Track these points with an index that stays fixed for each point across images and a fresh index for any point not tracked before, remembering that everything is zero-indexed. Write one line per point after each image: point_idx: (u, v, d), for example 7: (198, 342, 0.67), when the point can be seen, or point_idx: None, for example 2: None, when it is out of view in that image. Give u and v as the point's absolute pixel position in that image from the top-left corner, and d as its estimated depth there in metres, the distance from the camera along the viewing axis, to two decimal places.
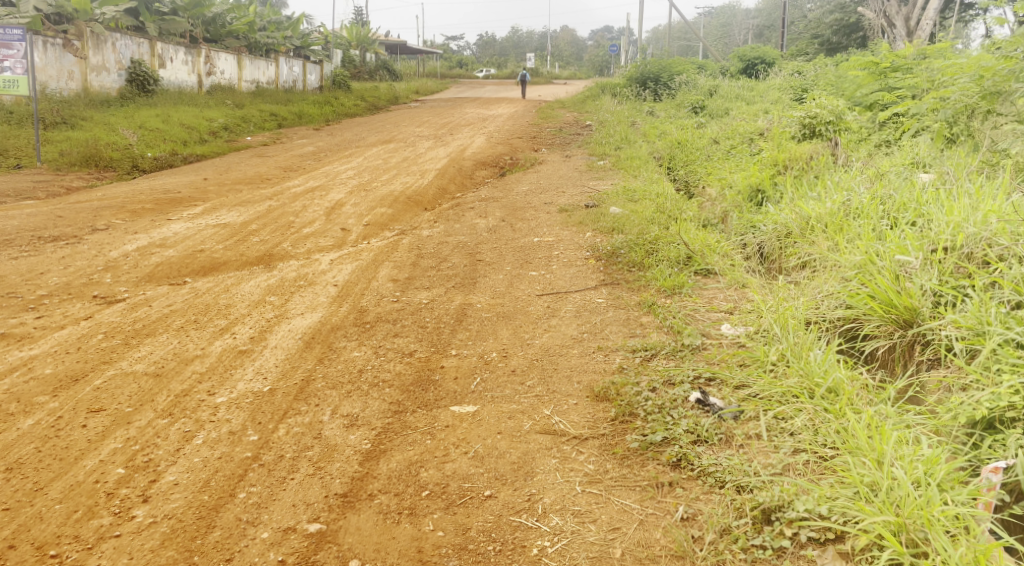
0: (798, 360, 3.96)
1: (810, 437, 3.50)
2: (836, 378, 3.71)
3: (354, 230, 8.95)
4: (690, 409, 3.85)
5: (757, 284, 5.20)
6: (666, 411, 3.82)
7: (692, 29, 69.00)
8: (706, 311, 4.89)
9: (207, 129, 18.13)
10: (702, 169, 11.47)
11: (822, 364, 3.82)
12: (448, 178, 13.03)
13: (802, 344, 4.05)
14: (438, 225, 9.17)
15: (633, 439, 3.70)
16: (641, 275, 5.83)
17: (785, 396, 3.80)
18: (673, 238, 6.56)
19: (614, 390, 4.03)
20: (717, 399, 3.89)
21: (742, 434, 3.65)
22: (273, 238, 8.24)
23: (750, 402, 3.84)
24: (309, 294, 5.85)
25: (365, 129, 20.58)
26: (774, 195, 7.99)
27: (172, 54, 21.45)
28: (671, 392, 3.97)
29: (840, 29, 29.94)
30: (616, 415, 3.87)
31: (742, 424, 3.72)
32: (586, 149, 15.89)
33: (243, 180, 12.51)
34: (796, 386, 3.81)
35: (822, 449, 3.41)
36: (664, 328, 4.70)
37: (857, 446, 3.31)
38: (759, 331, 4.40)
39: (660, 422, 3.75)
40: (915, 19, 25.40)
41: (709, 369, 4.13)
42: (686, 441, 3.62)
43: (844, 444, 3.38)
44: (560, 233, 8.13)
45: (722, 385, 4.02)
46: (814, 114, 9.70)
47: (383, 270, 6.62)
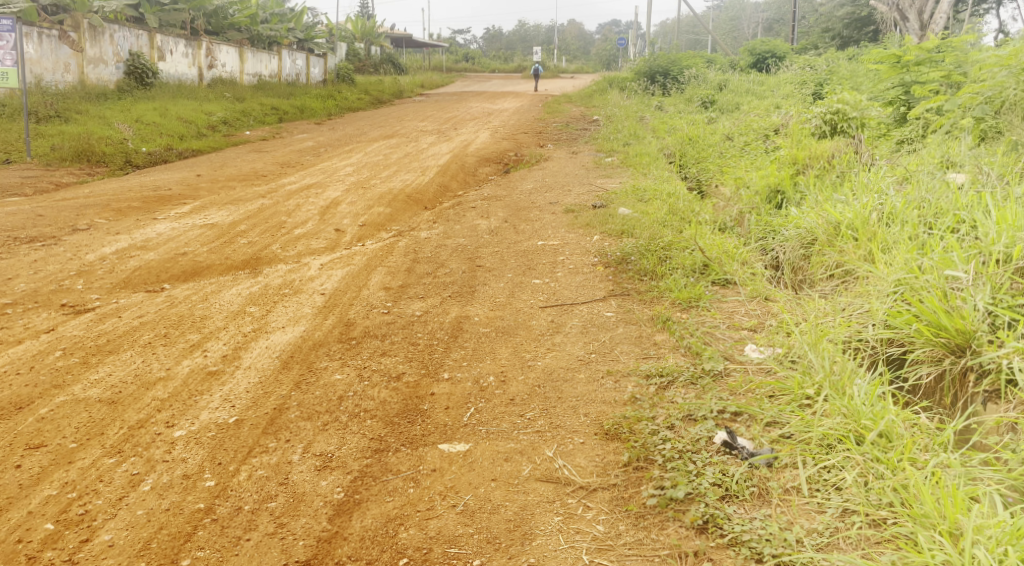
0: (836, 393, 3.52)
1: (862, 496, 3.05)
2: (889, 421, 3.24)
3: (349, 231, 8.50)
4: (715, 454, 3.40)
5: (783, 302, 4.74)
6: (688, 457, 3.36)
7: (701, 23, 68.21)
8: (727, 329, 4.45)
9: (205, 123, 17.70)
10: (717, 166, 11.03)
11: (867, 403, 3.37)
12: (449, 176, 12.57)
13: (841, 373, 3.60)
14: (438, 226, 8.72)
15: (649, 494, 3.22)
16: (654, 285, 5.38)
17: (824, 440, 3.34)
18: (688, 245, 6.13)
19: (626, 428, 3.58)
20: (746, 442, 3.44)
21: (778, 488, 3.19)
22: (263, 240, 7.80)
23: (785, 446, 3.39)
24: (293, 304, 5.40)
25: (368, 123, 20.12)
26: (795, 197, 7.54)
27: (172, 46, 21.02)
28: (692, 432, 3.51)
29: (851, 23, 29.45)
30: (628, 460, 3.41)
31: (776, 475, 3.27)
32: (593, 145, 15.41)
33: (237, 177, 12.07)
34: (837, 425, 3.36)
35: (878, 513, 2.95)
36: (681, 349, 4.25)
37: (923, 514, 2.85)
38: (788, 354, 3.97)
39: (681, 472, 3.29)
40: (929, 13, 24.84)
41: (737, 403, 3.69)
42: (713, 499, 3.15)
43: (905, 508, 2.92)
44: (566, 235, 7.68)
45: (751, 423, 3.57)
46: (837, 109, 9.29)
47: (376, 277, 6.17)
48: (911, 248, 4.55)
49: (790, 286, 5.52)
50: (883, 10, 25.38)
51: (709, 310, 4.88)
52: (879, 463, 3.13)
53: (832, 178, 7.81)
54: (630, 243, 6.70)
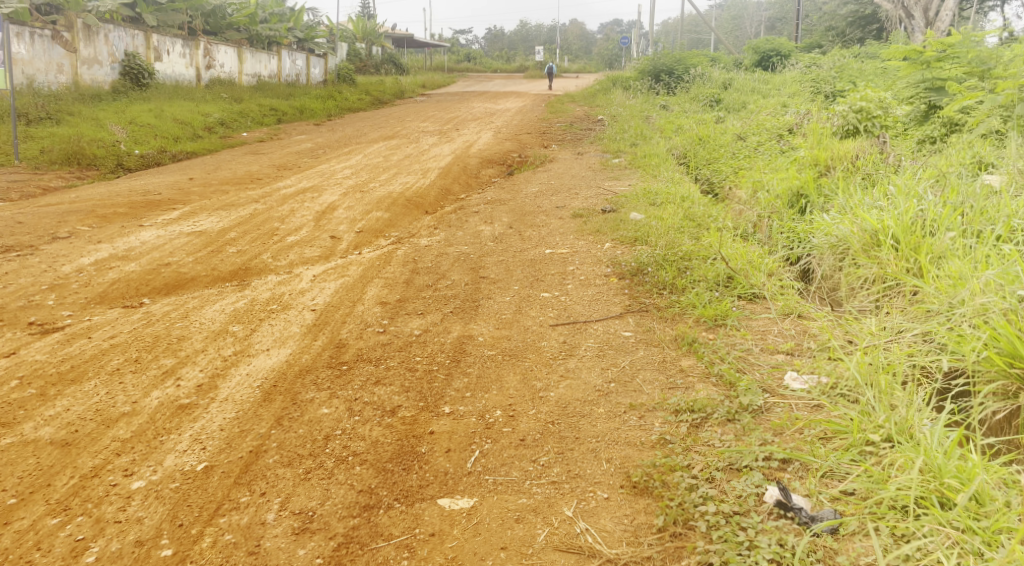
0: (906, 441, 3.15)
1: None
2: (980, 481, 2.84)
3: (345, 238, 8.04)
4: (767, 517, 2.99)
5: (818, 325, 4.30)
6: (738, 523, 2.94)
7: (703, 21, 67.53)
8: (762, 353, 4.06)
9: (201, 125, 17.26)
10: (731, 167, 10.57)
11: (947, 457, 2.97)
12: (451, 178, 12.10)
13: (906, 417, 3.24)
14: (439, 233, 8.25)
15: None
16: (676, 299, 4.93)
17: (897, 503, 2.94)
18: (710, 253, 5.70)
19: (657, 481, 3.17)
20: (803, 500, 3.03)
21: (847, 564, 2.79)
22: (253, 248, 7.33)
23: (848, 505, 3.00)
24: (280, 323, 4.94)
25: (367, 124, 19.64)
26: (820, 202, 7.10)
27: (169, 46, 20.57)
28: (737, 486, 3.11)
29: (855, 21, 29.06)
30: (663, 525, 2.98)
31: (842, 545, 2.86)
32: (598, 146, 14.92)
33: (231, 180, 11.61)
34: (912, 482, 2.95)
35: None
36: (711, 377, 3.87)
37: None
38: (839, 387, 3.59)
39: (731, 544, 2.86)
40: (935, 10, 24.30)
41: (785, 448, 3.29)
42: None
43: None
44: (575, 243, 7.22)
45: (804, 473, 3.18)
46: (861, 106, 8.86)
47: (372, 291, 5.71)
48: (963, 265, 4.11)
49: (823, 301, 5.07)
50: (888, 7, 24.86)
51: (739, 330, 4.42)
52: (974, 535, 2.74)
53: (856, 180, 7.39)
54: (647, 251, 6.24)
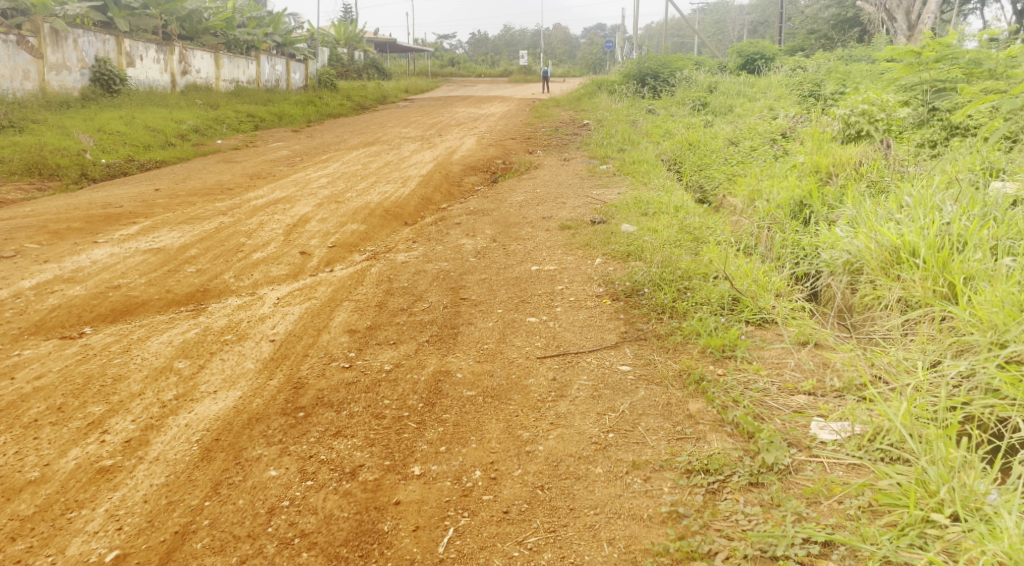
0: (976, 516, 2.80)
1: None
2: None
3: (316, 254, 7.48)
4: None
5: (839, 361, 3.84)
6: None
7: (687, 24, 67.26)
8: (782, 396, 3.66)
9: (174, 132, 16.66)
10: (726, 174, 10.10)
11: None
12: (432, 187, 11.56)
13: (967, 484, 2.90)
14: (418, 247, 7.72)
15: None
16: (677, 324, 4.42)
17: None
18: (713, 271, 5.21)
19: None
20: None
21: None
22: (214, 267, 6.78)
23: None
24: (233, 358, 4.38)
25: (347, 130, 19.06)
26: (827, 214, 6.63)
27: (142, 52, 19.94)
28: None
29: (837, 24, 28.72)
30: None
31: None
32: (585, 151, 14.43)
33: (200, 191, 11.03)
34: None
35: None
36: (725, 426, 3.50)
37: None
38: (880, 439, 3.25)
39: None
40: (917, 13, 23.99)
41: (825, 529, 2.91)
42: None
43: None
44: (564, 257, 6.72)
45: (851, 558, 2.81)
46: (862, 109, 8.38)
47: (340, 316, 5.17)
48: (1008, 289, 3.64)
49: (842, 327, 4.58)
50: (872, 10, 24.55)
51: (752, 366, 3.92)
52: None
53: (861, 187, 6.93)
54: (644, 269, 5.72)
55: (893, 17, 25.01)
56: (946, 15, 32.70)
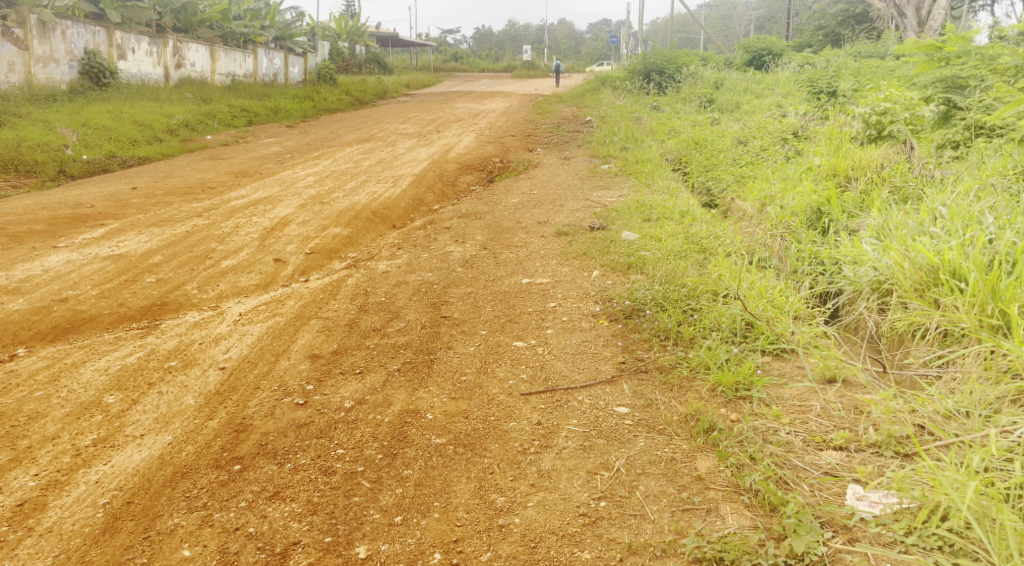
0: None
1: None
2: None
3: (292, 261, 6.93)
4: None
5: (877, 412, 3.36)
6: None
7: (693, 22, 66.54)
8: (809, 455, 3.21)
9: (163, 126, 16.12)
10: (735, 176, 9.55)
11: None
12: (425, 187, 10.99)
13: None
14: (402, 254, 7.17)
15: None
16: (683, 354, 3.90)
17: None
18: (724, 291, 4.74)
19: None
20: None
21: None
22: (178, 276, 6.24)
23: None
24: (171, 391, 3.81)
25: (342, 126, 18.49)
26: (850, 224, 6.05)
27: (134, 44, 19.35)
28: None
29: (846, 20, 27.93)
30: None
31: None
32: (586, 150, 13.85)
33: (180, 190, 10.47)
34: None
35: None
36: (745, 494, 3.06)
37: None
38: (937, 522, 2.77)
39: None
40: (927, 8, 23.36)
41: None
42: None
43: None
44: (557, 269, 6.17)
45: None
46: (886, 106, 7.72)
47: (303, 337, 4.61)
48: None
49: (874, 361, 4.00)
50: (881, 5, 23.92)
51: (771, 413, 3.45)
52: None
53: (884, 195, 6.36)
54: (648, 285, 5.18)
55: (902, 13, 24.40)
56: (956, 12, 31.91)
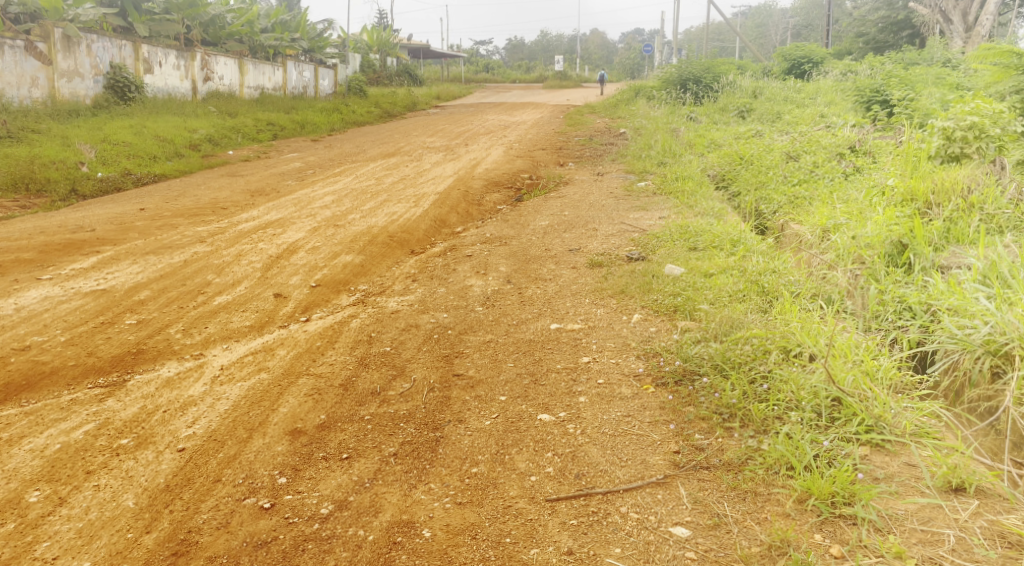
0: None
1: None
2: None
3: (294, 296, 6.19)
4: None
5: None
6: None
7: (728, 31, 65.47)
8: None
9: (185, 141, 15.59)
10: (789, 197, 8.68)
11: None
12: (448, 207, 10.26)
13: None
14: (417, 288, 6.42)
15: None
16: (756, 445, 3.27)
17: None
18: (800, 359, 3.97)
19: None
20: None
21: None
22: (163, 315, 5.47)
23: None
24: (106, 487, 3.15)
25: (367, 140, 17.86)
26: (940, 259, 5.35)
27: (161, 57, 18.86)
28: None
29: (886, 27, 26.42)
30: None
31: None
32: (621, 165, 13.02)
33: (190, 210, 9.77)
34: None
35: None
36: None
37: None
38: None
39: None
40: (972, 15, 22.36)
41: None
42: None
43: None
44: (591, 310, 5.40)
45: None
46: (972, 119, 6.80)
47: (286, 405, 3.83)
48: None
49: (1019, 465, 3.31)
50: (925, 11, 23.03)
51: (888, 548, 2.79)
52: None
53: (971, 225, 5.78)
54: (705, 343, 4.31)
55: (947, 19, 23.38)
56: (1002, 18, 30.66)
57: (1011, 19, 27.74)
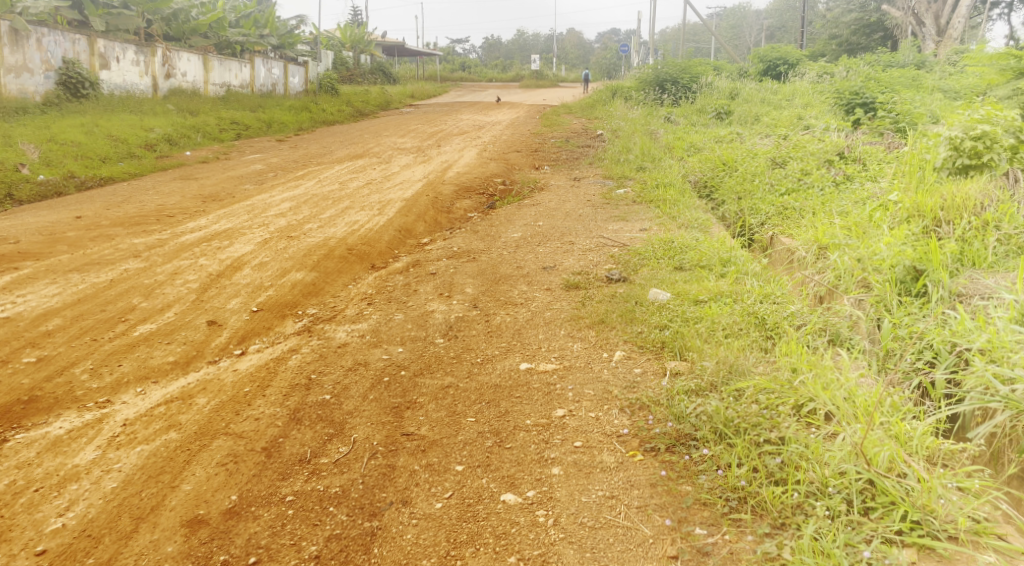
0: None
1: None
2: None
3: (230, 323, 5.44)
4: None
5: None
6: None
7: (702, 32, 65.25)
8: None
9: (140, 141, 14.71)
10: (778, 207, 8.08)
11: None
12: (414, 215, 9.55)
13: None
14: (371, 313, 5.71)
15: None
16: (774, 552, 2.73)
17: None
18: (820, 423, 3.29)
19: None
20: None
21: None
22: (71, 351, 4.72)
23: None
24: None
25: (334, 140, 17.06)
26: (959, 286, 4.71)
27: (118, 52, 17.88)
28: None
29: (859, 29, 26.09)
30: None
31: None
32: (598, 170, 12.37)
33: (132, 218, 8.93)
34: None
35: None
36: None
37: None
38: None
39: None
40: (946, 17, 22.08)
41: None
42: None
43: None
44: (567, 345, 4.72)
45: None
46: (983, 128, 6.14)
47: (191, 480, 3.20)
48: None
49: None
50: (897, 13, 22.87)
51: None
52: None
53: (988, 247, 5.16)
54: (701, 398, 3.64)
55: (921, 21, 23.04)
56: (972, 22, 30.52)
57: (983, 23, 27.52)
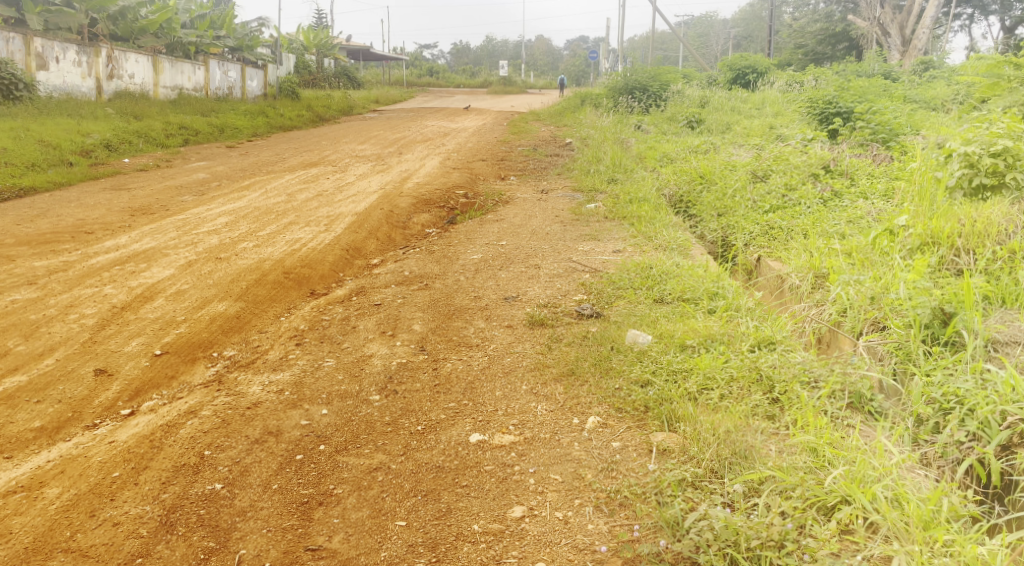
0: None
1: None
2: None
3: (123, 372, 4.49)
4: None
5: None
6: None
7: (669, 42, 65.07)
8: None
9: (75, 147, 13.60)
10: (762, 225, 7.32)
11: None
12: (365, 231, 8.64)
13: None
14: (298, 358, 4.78)
15: None
16: None
17: None
18: (864, 543, 2.61)
19: None
20: None
21: None
22: None
23: None
24: None
25: (289, 147, 16.07)
26: (994, 331, 3.91)
27: (58, 52, 16.68)
28: None
29: (825, 39, 25.68)
30: None
31: None
32: (566, 181, 11.55)
33: (44, 235, 7.92)
34: None
35: None
36: None
37: None
38: None
39: None
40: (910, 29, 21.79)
41: None
42: None
43: None
44: (529, 408, 3.83)
45: None
46: (1004, 144, 5.41)
47: None
48: None
49: None
50: (864, 23, 22.48)
51: None
52: None
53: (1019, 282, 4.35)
54: (703, 499, 2.89)
55: (886, 31, 22.66)
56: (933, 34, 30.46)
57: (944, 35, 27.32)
